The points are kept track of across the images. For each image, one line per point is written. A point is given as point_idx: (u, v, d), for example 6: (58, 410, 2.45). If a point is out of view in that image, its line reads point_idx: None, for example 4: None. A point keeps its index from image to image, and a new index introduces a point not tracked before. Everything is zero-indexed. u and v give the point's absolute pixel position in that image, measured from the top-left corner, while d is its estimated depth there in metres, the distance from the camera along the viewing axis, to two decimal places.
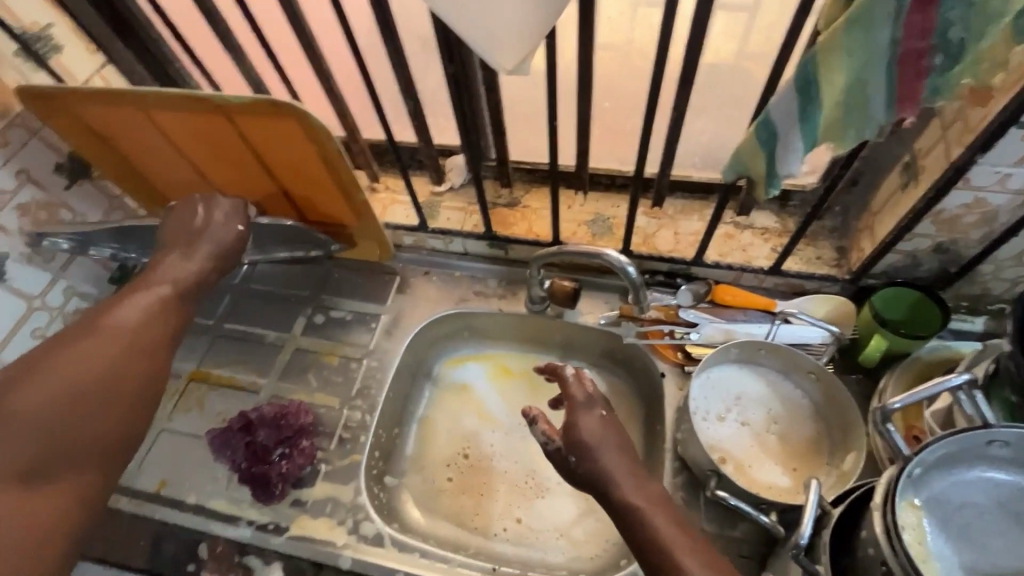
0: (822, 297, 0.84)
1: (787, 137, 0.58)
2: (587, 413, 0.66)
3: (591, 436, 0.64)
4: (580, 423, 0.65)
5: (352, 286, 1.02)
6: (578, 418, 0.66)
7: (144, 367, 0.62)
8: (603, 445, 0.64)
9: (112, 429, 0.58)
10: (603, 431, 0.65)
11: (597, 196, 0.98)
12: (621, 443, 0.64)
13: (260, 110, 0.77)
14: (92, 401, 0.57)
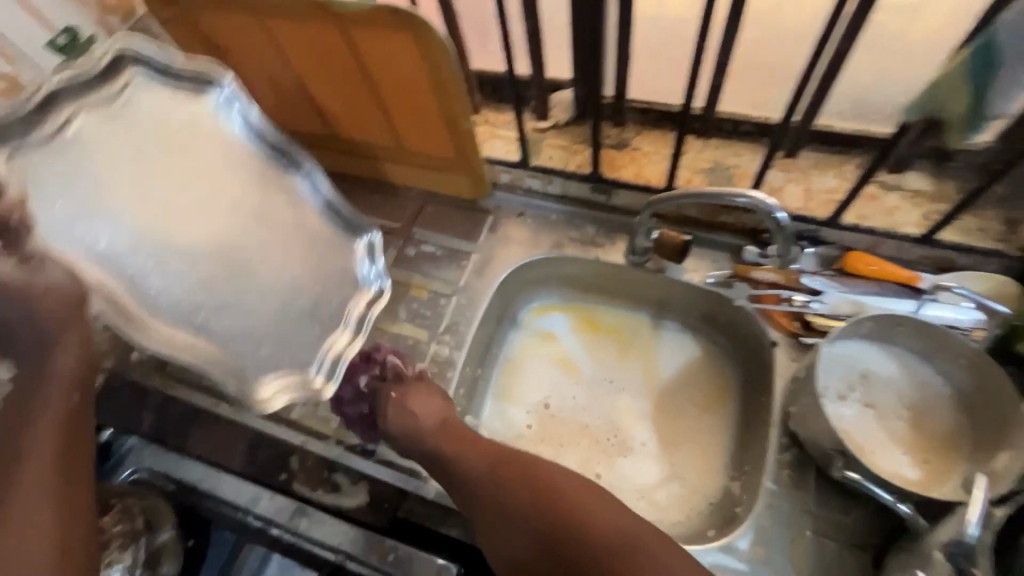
0: (980, 275, 0.75)
1: (1011, 65, 0.48)
2: (422, 395, 0.76)
3: (422, 413, 0.73)
4: (405, 398, 0.75)
5: (444, 222, 1.00)
6: (410, 385, 0.77)
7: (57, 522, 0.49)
8: (456, 444, 0.71)
9: None
10: (428, 403, 0.75)
11: (718, 142, 0.88)
12: (443, 412, 0.74)
13: (381, 20, 0.73)
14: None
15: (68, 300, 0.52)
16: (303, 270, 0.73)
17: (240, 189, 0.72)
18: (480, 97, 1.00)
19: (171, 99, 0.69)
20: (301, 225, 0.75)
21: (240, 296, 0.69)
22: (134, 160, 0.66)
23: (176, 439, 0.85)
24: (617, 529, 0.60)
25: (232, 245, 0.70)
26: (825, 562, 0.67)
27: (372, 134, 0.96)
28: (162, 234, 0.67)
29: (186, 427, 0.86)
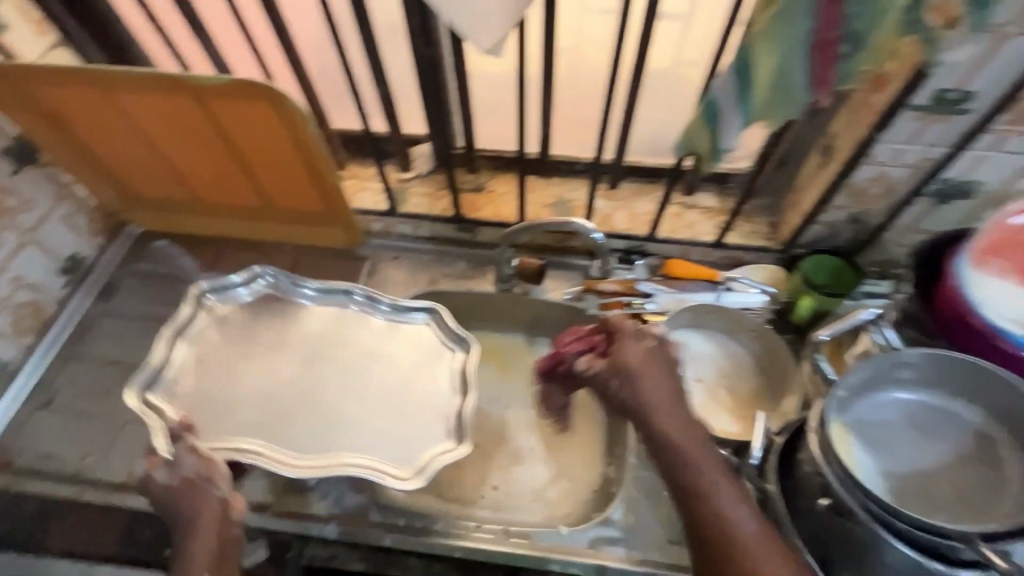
0: (759, 266, 0.96)
1: (726, 115, 0.67)
2: (634, 342, 0.65)
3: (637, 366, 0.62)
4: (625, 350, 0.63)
5: (322, 273, 1.04)
6: (626, 352, 0.63)
7: None
8: (653, 396, 0.61)
9: None
10: (646, 358, 0.63)
11: (557, 181, 1.05)
12: (670, 367, 0.64)
13: (236, 92, 0.78)
14: None
15: (198, 482, 0.65)
16: (428, 381, 0.81)
17: (362, 347, 0.84)
18: (346, 155, 1.08)
19: (268, 297, 0.87)
20: (398, 339, 0.85)
21: (304, 435, 0.76)
22: (243, 353, 0.82)
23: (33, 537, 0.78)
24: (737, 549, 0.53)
25: (297, 403, 0.79)
26: (681, 514, 0.80)
27: (239, 195, 1.00)
28: (251, 402, 0.78)
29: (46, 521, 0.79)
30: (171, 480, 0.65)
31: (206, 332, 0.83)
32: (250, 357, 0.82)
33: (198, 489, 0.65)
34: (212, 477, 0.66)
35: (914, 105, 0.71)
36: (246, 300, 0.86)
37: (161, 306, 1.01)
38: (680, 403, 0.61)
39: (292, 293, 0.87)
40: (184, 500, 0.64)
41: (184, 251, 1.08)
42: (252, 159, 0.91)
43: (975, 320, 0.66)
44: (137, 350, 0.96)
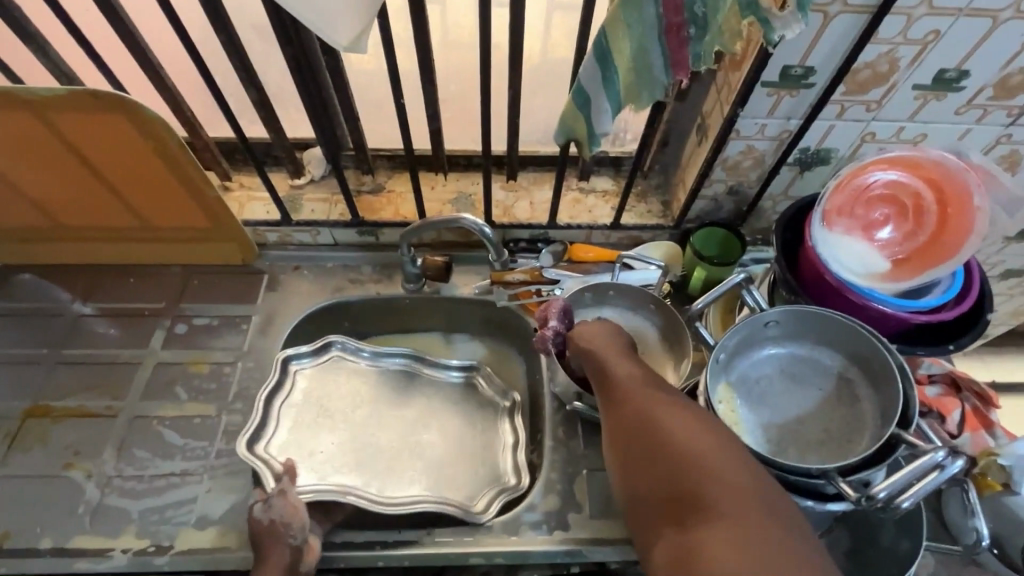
0: (654, 244, 1.01)
1: (596, 100, 0.68)
2: (587, 327, 0.73)
3: (588, 339, 0.71)
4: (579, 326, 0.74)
5: (214, 292, 0.98)
6: (583, 326, 0.73)
7: None
8: (606, 348, 0.68)
9: None
10: (602, 331, 0.72)
11: (457, 176, 1.04)
12: (614, 330, 0.72)
13: (82, 104, 0.71)
14: None
15: (279, 530, 0.70)
16: (468, 432, 0.92)
17: (380, 413, 0.91)
18: (229, 165, 1.02)
19: (349, 368, 0.94)
20: (456, 395, 0.95)
21: (406, 477, 0.86)
22: (335, 415, 0.89)
23: None
24: (663, 424, 0.54)
25: (398, 452, 0.89)
26: (600, 490, 0.83)
27: (111, 217, 0.92)
28: (337, 459, 0.86)
29: None
30: (264, 519, 0.71)
31: (321, 386, 0.91)
32: (334, 416, 0.89)
33: (273, 531, 0.70)
34: (285, 520, 0.71)
35: (766, 81, 0.76)
36: (309, 368, 0.92)
37: (29, 347, 0.91)
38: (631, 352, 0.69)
39: (351, 359, 0.94)
40: (259, 541, 0.71)
41: (52, 283, 0.97)
42: (116, 176, 0.84)
43: (830, 277, 0.71)
44: (3, 399, 0.86)
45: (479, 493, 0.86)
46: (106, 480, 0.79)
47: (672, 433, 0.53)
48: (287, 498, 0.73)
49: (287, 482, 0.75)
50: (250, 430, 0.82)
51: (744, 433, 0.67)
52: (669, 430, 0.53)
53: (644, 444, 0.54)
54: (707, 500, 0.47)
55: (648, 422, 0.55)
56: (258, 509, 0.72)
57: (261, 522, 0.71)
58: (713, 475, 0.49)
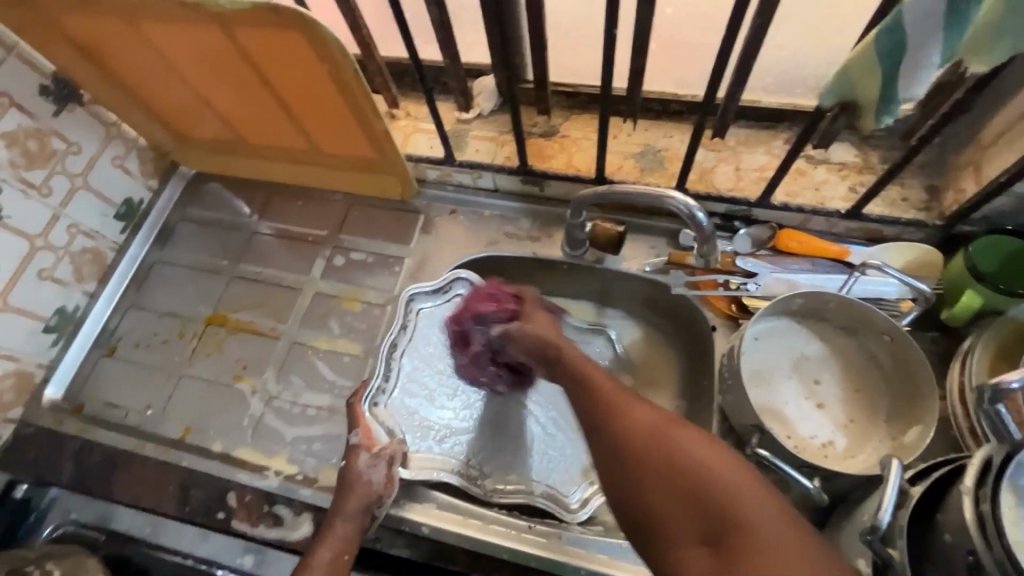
0: (901, 247, 0.75)
1: (919, 47, 0.45)
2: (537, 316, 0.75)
3: (530, 336, 0.71)
4: (528, 326, 0.73)
5: (373, 226, 0.95)
6: (533, 315, 0.75)
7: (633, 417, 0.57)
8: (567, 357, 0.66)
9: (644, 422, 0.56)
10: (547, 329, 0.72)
11: (646, 125, 0.86)
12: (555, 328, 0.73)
13: (264, 19, 0.65)
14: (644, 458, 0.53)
15: (370, 496, 0.69)
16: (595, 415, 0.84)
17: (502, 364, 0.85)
18: (399, 91, 0.95)
19: None
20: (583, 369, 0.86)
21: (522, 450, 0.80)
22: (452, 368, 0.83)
23: (98, 487, 0.80)
24: (658, 432, 0.54)
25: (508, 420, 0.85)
26: None
27: (286, 139, 0.91)
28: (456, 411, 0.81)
29: (110, 472, 0.80)
30: (364, 472, 0.70)
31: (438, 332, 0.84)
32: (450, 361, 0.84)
33: (367, 492, 0.69)
34: (380, 492, 0.70)
35: None
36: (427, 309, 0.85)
37: (212, 257, 0.97)
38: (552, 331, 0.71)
39: None
40: (349, 491, 0.69)
41: (234, 195, 1.02)
42: (292, 97, 0.80)
43: None
44: (190, 302, 0.94)
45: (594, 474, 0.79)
46: (268, 398, 0.84)
47: (683, 441, 0.52)
48: (387, 464, 0.72)
49: (399, 450, 0.74)
50: (371, 392, 0.78)
51: None
52: (666, 437, 0.53)
53: (659, 455, 0.52)
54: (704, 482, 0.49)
55: (605, 414, 0.58)
56: (361, 461, 0.71)
57: (362, 478, 0.70)
58: (740, 471, 0.49)
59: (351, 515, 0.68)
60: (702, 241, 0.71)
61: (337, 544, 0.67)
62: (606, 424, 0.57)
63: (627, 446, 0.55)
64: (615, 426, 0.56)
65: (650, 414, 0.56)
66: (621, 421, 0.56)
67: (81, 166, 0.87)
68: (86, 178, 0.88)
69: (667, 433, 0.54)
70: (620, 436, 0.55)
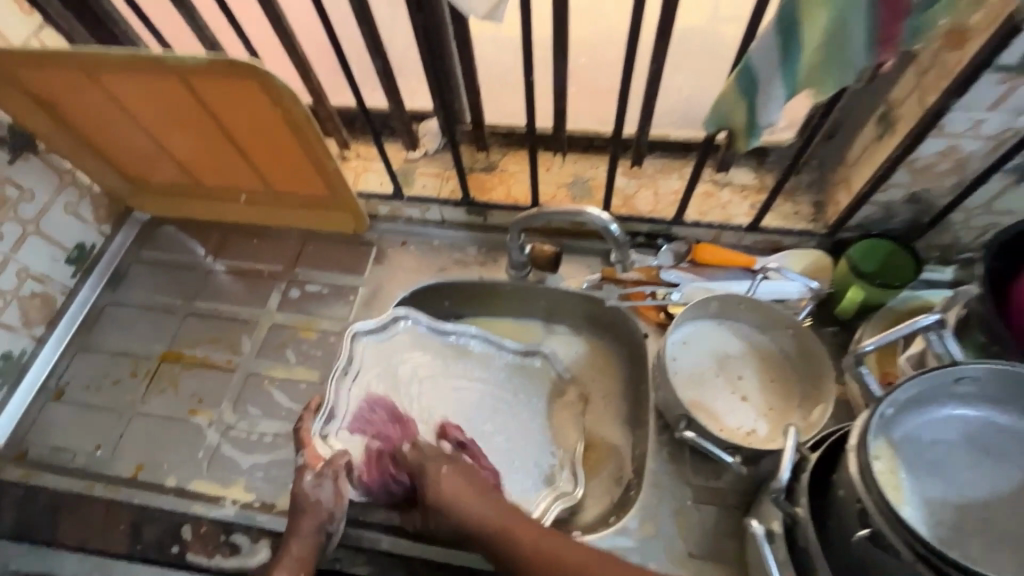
0: (798, 253, 0.86)
1: (766, 83, 0.56)
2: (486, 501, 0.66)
3: (443, 497, 0.67)
4: (437, 497, 0.67)
5: (328, 260, 1.00)
6: (427, 468, 0.69)
7: (489, 507, 0.65)
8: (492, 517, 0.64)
9: (533, 543, 0.62)
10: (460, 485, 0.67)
11: (575, 158, 0.96)
12: (474, 487, 0.67)
13: (221, 70, 0.71)
14: None
15: (320, 515, 0.69)
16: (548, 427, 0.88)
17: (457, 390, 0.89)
18: (349, 134, 1.02)
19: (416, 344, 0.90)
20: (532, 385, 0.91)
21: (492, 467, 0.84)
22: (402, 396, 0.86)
23: (44, 531, 0.78)
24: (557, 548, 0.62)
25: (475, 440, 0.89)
26: (702, 527, 0.74)
27: (241, 180, 0.96)
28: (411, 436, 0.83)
29: (56, 516, 0.78)
30: (310, 492, 0.70)
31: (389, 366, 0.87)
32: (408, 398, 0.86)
33: (317, 511, 0.69)
34: (330, 508, 0.70)
35: (1001, 64, 0.57)
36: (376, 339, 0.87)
37: (166, 297, 0.99)
38: (456, 474, 0.68)
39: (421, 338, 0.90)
40: (300, 513, 0.69)
41: (189, 237, 1.05)
42: (248, 139, 0.86)
43: None
44: (143, 342, 0.95)
45: (556, 480, 0.83)
46: (225, 429, 0.85)
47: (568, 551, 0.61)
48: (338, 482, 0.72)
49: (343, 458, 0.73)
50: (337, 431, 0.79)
51: (911, 508, 0.52)
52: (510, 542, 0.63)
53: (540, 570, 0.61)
54: None
55: (496, 528, 0.64)
56: (306, 480, 0.71)
57: (308, 498, 0.70)
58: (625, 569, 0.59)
59: (302, 537, 0.69)
60: (617, 250, 0.80)
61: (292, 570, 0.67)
62: (503, 537, 0.64)
63: (515, 561, 0.62)
64: (502, 548, 0.63)
65: (531, 528, 0.64)
66: (500, 537, 0.64)
67: (33, 212, 0.89)
68: (38, 224, 0.90)
69: (518, 533, 0.63)
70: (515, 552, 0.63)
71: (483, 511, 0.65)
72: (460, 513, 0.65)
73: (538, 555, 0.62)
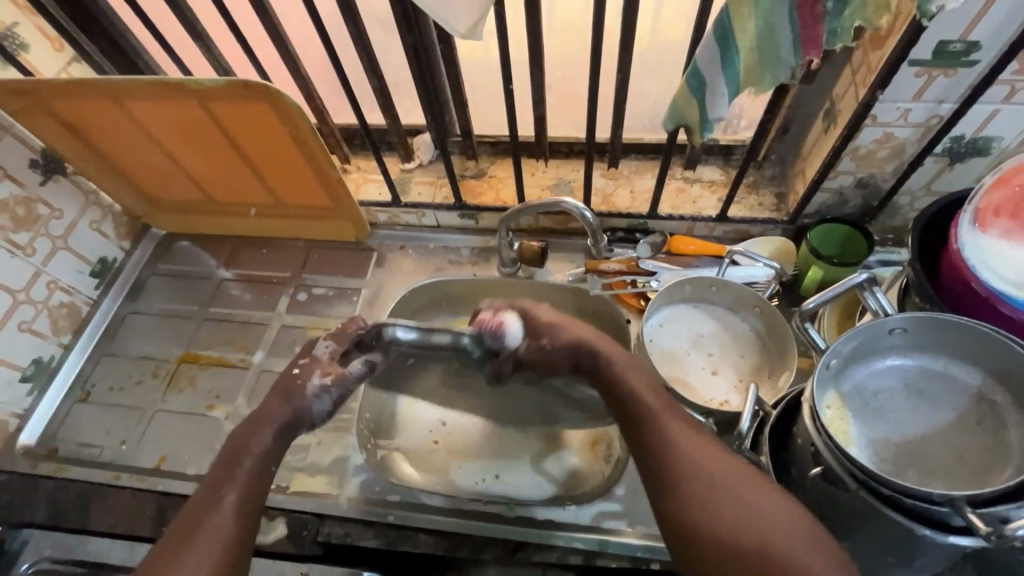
0: (764, 239, 0.94)
1: (712, 84, 0.65)
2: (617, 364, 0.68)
3: (554, 327, 0.74)
4: (551, 321, 0.74)
5: (332, 265, 1.08)
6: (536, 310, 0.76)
7: (646, 388, 0.65)
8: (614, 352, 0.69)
9: (682, 443, 0.58)
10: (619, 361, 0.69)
11: (557, 162, 1.05)
12: (576, 321, 0.75)
13: (236, 92, 0.80)
14: (708, 480, 0.55)
15: (291, 407, 0.69)
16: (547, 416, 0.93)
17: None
18: (349, 150, 1.11)
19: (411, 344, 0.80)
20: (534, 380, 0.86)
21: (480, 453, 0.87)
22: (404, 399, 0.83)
23: (75, 519, 0.84)
24: (697, 455, 0.57)
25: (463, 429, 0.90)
26: None
27: (250, 194, 1.05)
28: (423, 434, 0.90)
29: (85, 505, 0.84)
30: (300, 375, 0.72)
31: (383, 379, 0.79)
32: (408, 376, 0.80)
33: (296, 403, 0.70)
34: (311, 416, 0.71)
35: (915, 59, 0.67)
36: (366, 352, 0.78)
37: (183, 304, 1.07)
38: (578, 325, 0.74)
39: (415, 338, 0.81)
40: (271, 409, 0.69)
41: (203, 250, 1.13)
42: (259, 155, 0.94)
43: (1005, 307, 0.61)
44: (163, 345, 1.02)
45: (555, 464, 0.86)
46: (241, 421, 0.92)
47: (719, 465, 0.56)
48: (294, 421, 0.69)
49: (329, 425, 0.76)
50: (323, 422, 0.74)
51: (858, 447, 0.59)
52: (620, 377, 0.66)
53: (679, 464, 0.57)
54: (749, 518, 0.52)
55: (641, 400, 0.63)
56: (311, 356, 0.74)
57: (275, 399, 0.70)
58: (765, 496, 0.54)
59: (239, 481, 0.63)
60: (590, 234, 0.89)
61: (244, 470, 0.64)
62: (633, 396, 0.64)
63: (662, 444, 0.59)
64: (637, 398, 0.63)
65: (647, 381, 0.66)
66: (650, 412, 0.62)
67: (62, 229, 0.97)
68: (66, 239, 0.98)
69: (664, 421, 0.60)
70: (660, 438, 0.59)
71: (604, 350, 0.70)
72: (604, 360, 0.69)
73: (692, 453, 0.57)
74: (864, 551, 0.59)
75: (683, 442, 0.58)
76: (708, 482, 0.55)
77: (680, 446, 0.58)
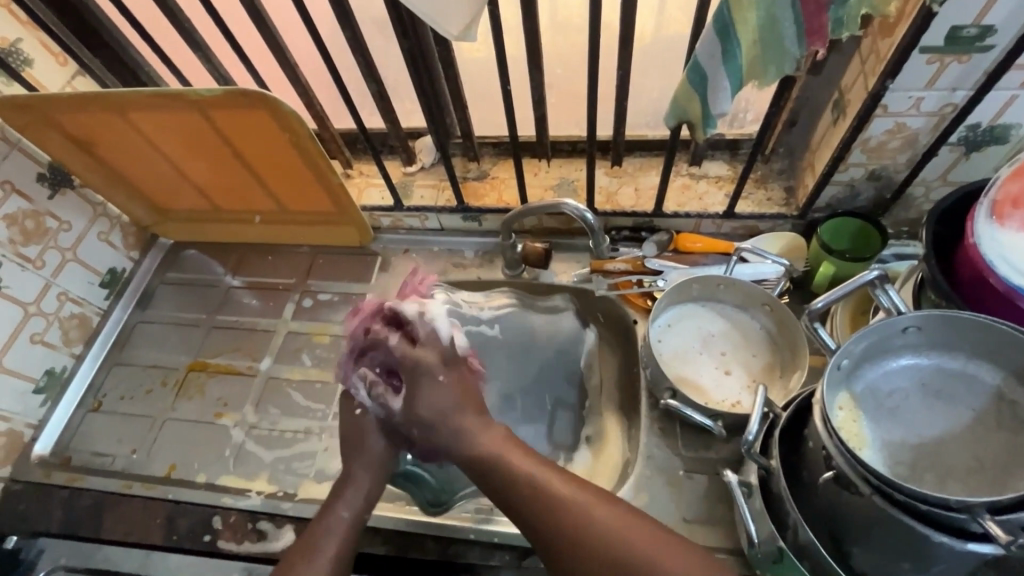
0: (774, 235, 0.91)
1: (714, 78, 0.63)
2: (430, 381, 0.68)
3: (417, 392, 0.68)
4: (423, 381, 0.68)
5: (338, 270, 1.08)
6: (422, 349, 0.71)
7: (553, 472, 0.60)
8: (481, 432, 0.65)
9: (592, 518, 0.56)
10: (447, 397, 0.67)
11: (560, 162, 1.04)
12: (457, 387, 0.69)
13: (234, 101, 0.80)
14: (608, 554, 0.54)
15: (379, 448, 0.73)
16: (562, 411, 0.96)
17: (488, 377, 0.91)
18: (352, 154, 1.11)
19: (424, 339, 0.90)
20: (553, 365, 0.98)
21: None
22: None
23: (88, 528, 0.85)
24: (608, 533, 0.55)
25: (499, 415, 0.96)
26: (696, 495, 0.79)
27: (255, 202, 1.05)
28: None
29: (98, 513, 0.86)
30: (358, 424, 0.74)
31: None
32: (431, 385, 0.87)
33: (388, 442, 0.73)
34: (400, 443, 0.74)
35: (927, 45, 0.64)
36: None
37: (192, 312, 1.07)
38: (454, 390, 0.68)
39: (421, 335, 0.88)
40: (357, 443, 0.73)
41: (210, 258, 1.14)
42: (262, 163, 0.94)
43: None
44: (172, 354, 1.03)
45: None
46: (248, 428, 0.92)
47: (633, 540, 0.54)
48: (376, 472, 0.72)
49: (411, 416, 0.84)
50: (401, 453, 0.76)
51: (872, 450, 0.57)
52: (508, 466, 0.61)
53: (570, 536, 0.56)
54: None
55: (536, 491, 0.59)
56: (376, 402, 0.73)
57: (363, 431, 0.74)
58: (671, 558, 0.54)
59: (336, 525, 0.66)
60: (593, 234, 0.88)
61: (356, 489, 0.70)
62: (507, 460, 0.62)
63: (556, 529, 0.57)
64: (511, 474, 0.61)
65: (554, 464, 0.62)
66: (543, 490, 0.59)
67: (71, 241, 0.98)
68: (75, 251, 0.99)
69: (573, 503, 0.57)
70: (557, 516, 0.57)
71: (495, 437, 0.65)
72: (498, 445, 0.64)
73: (594, 530, 0.55)
74: (884, 559, 0.56)
75: (593, 515, 0.56)
76: (614, 554, 0.54)
77: (584, 522, 0.56)
